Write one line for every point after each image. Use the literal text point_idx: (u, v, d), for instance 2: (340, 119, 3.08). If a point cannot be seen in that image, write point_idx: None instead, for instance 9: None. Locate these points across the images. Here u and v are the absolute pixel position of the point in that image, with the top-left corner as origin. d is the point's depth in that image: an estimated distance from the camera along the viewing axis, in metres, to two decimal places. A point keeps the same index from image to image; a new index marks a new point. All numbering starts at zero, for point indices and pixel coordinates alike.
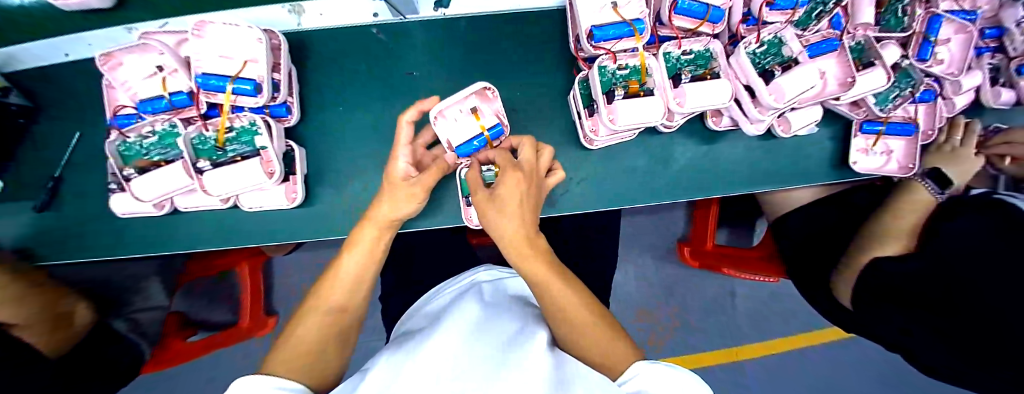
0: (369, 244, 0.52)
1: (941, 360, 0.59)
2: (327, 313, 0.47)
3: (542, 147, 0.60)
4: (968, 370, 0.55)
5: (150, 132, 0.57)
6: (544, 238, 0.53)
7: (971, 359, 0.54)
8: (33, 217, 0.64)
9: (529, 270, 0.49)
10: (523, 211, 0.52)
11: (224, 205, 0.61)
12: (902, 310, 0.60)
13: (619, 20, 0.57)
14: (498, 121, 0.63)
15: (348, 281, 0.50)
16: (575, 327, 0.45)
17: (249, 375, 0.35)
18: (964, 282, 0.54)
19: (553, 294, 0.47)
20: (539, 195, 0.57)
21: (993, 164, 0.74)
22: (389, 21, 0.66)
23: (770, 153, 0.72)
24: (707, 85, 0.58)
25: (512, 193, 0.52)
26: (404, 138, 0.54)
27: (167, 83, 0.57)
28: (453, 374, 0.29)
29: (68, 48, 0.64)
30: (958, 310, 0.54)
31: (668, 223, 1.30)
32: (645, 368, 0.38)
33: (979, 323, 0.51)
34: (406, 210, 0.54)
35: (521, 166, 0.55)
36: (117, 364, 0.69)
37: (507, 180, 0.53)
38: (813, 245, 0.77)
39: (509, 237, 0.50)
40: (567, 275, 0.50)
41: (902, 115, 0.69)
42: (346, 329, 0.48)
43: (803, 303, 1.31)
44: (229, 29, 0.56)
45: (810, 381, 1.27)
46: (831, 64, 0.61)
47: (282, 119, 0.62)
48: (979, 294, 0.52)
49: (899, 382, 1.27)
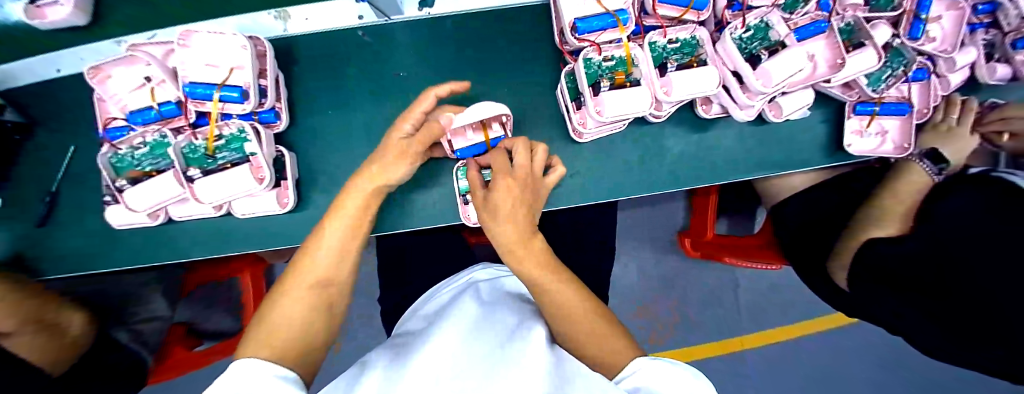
0: (354, 211, 0.54)
1: (936, 343, 0.59)
2: (315, 287, 0.50)
3: (537, 149, 0.58)
4: (960, 351, 0.56)
5: (141, 143, 0.58)
6: (542, 240, 0.52)
7: (962, 340, 0.54)
8: (32, 232, 0.64)
9: (528, 273, 0.49)
10: (517, 215, 0.51)
11: (217, 213, 0.62)
12: (895, 293, 0.60)
13: (603, 12, 0.57)
14: (501, 133, 0.64)
15: (332, 256, 0.51)
16: (576, 323, 0.45)
17: (237, 360, 0.38)
18: (955, 262, 0.54)
19: (553, 293, 0.47)
20: (535, 196, 0.57)
21: (991, 141, 0.73)
22: (375, 23, 0.66)
23: (763, 139, 0.71)
24: (693, 73, 0.58)
25: (504, 198, 0.51)
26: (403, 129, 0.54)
27: (155, 94, 0.58)
28: (453, 375, 0.30)
29: (61, 64, 0.66)
30: (948, 292, 0.54)
31: (667, 214, 1.29)
32: (645, 364, 0.37)
33: (966, 305, 0.52)
34: (400, 171, 0.54)
35: (515, 171, 0.55)
36: (116, 366, 0.70)
37: (499, 182, 0.53)
38: (808, 231, 0.77)
39: (507, 237, 0.50)
40: (564, 271, 0.51)
41: (896, 94, 0.68)
42: (329, 322, 0.50)
43: (802, 293, 1.29)
44: (214, 36, 0.56)
45: (808, 371, 1.26)
46: (820, 46, 0.60)
47: (270, 125, 0.63)
48: (967, 275, 0.52)
49: (900, 368, 1.26)
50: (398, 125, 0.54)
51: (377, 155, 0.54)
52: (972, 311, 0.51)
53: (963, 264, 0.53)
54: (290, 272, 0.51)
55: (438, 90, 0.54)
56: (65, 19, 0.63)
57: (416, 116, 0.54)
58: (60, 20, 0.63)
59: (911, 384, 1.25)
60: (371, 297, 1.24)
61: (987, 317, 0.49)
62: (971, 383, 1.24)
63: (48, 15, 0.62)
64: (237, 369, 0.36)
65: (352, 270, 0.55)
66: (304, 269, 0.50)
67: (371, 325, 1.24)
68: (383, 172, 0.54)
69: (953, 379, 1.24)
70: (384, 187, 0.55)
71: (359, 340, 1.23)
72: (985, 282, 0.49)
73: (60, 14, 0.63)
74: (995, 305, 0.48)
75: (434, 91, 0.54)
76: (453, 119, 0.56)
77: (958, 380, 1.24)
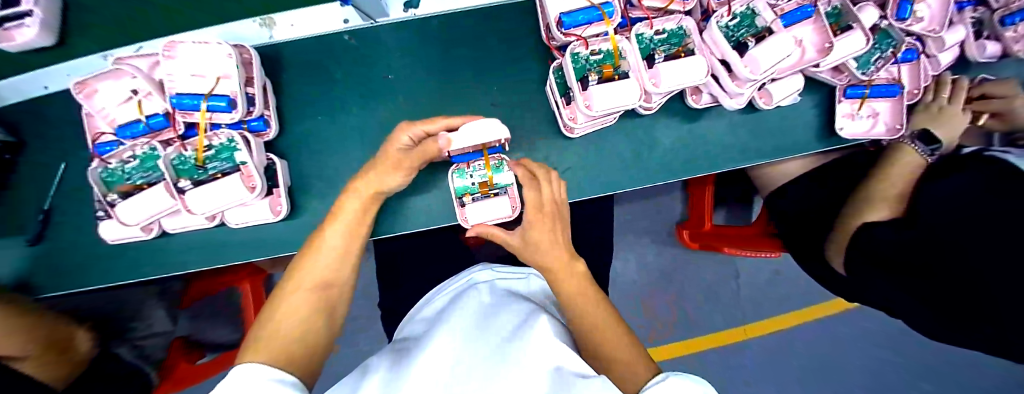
0: (353, 215, 0.54)
1: (929, 323, 0.60)
2: (315, 291, 0.50)
3: (552, 176, 0.56)
4: (950, 331, 0.57)
5: (131, 156, 0.58)
6: (583, 263, 0.53)
7: (949, 319, 0.55)
8: (28, 251, 0.64)
9: (558, 285, 0.51)
10: (556, 243, 0.52)
11: (211, 223, 0.62)
12: (888, 276, 0.61)
13: (588, 5, 0.57)
14: (500, 145, 0.62)
15: (332, 260, 0.52)
16: (596, 343, 0.46)
17: (240, 365, 0.38)
18: (943, 244, 0.55)
19: (563, 280, 0.51)
20: (566, 216, 0.58)
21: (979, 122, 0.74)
22: (361, 27, 0.66)
23: (755, 127, 0.71)
24: (681, 64, 0.57)
25: (541, 235, 0.52)
26: (400, 146, 0.51)
27: (143, 106, 0.58)
28: (454, 376, 0.30)
29: (49, 81, 0.66)
30: (936, 273, 0.55)
31: (665, 206, 1.29)
32: (665, 377, 0.34)
33: (955, 285, 0.53)
34: (394, 179, 0.54)
35: (543, 205, 0.54)
36: (115, 373, 0.68)
37: (530, 218, 0.54)
38: (804, 219, 0.79)
39: (553, 260, 0.51)
40: (588, 280, 0.52)
41: (886, 76, 0.68)
42: (325, 331, 0.50)
43: (800, 282, 1.30)
44: (199, 47, 0.56)
45: (804, 362, 1.26)
46: (808, 31, 0.59)
47: (260, 134, 0.62)
48: (958, 257, 0.52)
49: (898, 355, 1.26)
50: (396, 137, 0.51)
51: (376, 159, 0.53)
52: (962, 292, 0.52)
53: (954, 246, 0.53)
54: (289, 279, 0.51)
55: (451, 119, 0.54)
56: (28, 40, 0.63)
57: (416, 132, 0.51)
58: (28, 42, 0.64)
59: (906, 370, 1.25)
60: (371, 303, 1.25)
61: (976, 297, 0.50)
62: (961, 366, 1.24)
63: (16, 37, 0.63)
64: (236, 374, 0.36)
65: (352, 272, 0.55)
66: (303, 275, 0.50)
67: (370, 331, 1.23)
68: (378, 181, 0.53)
69: (944, 363, 1.25)
70: (380, 193, 0.55)
71: (358, 348, 1.23)
72: (976, 263, 0.50)
73: (24, 36, 0.63)
74: (983, 285, 0.49)
75: (445, 120, 0.53)
76: (450, 140, 0.53)
77: (949, 364, 1.25)
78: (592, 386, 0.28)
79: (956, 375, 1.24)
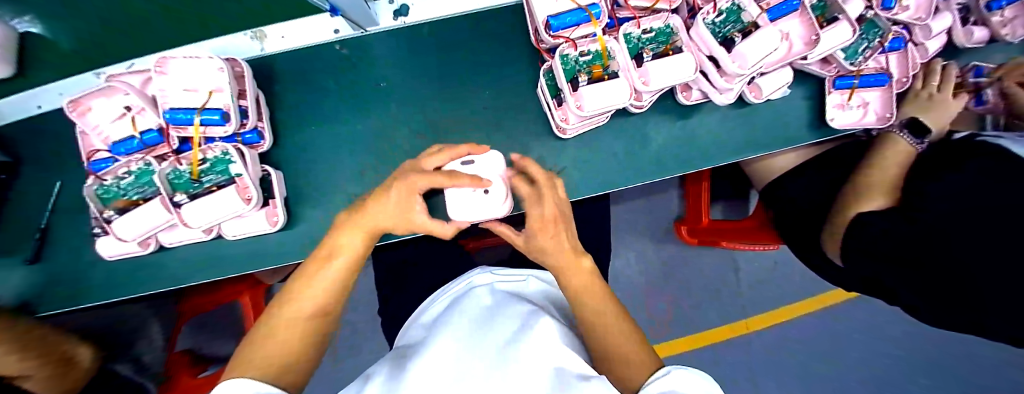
0: (358, 246, 0.53)
1: (921, 310, 0.61)
2: (310, 304, 0.49)
3: (550, 182, 0.56)
4: (941, 316, 0.58)
5: (126, 173, 0.58)
6: (588, 257, 0.55)
7: (938, 306, 0.57)
8: (23, 271, 0.64)
9: (565, 275, 0.53)
10: (561, 241, 0.54)
11: (207, 236, 0.62)
12: (878, 266, 0.62)
13: (575, 7, 0.57)
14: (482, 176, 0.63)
15: (329, 268, 0.51)
16: (603, 341, 0.45)
17: (226, 381, 0.37)
18: (935, 232, 0.55)
19: (571, 277, 0.53)
20: (567, 212, 0.58)
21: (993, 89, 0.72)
22: (351, 36, 0.67)
23: (744, 120, 0.71)
24: (670, 62, 0.58)
25: (547, 239, 0.53)
26: (415, 209, 0.52)
27: (136, 123, 0.58)
28: (456, 378, 0.31)
29: (42, 100, 0.67)
30: (922, 263, 0.56)
31: (663, 204, 1.29)
32: (668, 369, 0.34)
33: (941, 276, 0.54)
34: (403, 230, 0.56)
35: (545, 215, 0.53)
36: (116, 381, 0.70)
37: (532, 225, 0.54)
38: (801, 211, 0.79)
39: (564, 260, 0.53)
40: (596, 282, 0.53)
41: (875, 66, 0.69)
42: (317, 343, 0.49)
43: (799, 275, 1.30)
44: (191, 62, 0.57)
45: (804, 357, 1.26)
46: (795, 25, 0.60)
47: (254, 146, 0.63)
48: (946, 249, 0.53)
49: (900, 348, 1.26)
50: (408, 197, 0.51)
51: (387, 191, 0.51)
52: (949, 281, 0.53)
53: (944, 236, 0.54)
54: (286, 292, 0.51)
55: (462, 182, 0.52)
56: None
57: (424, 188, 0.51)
58: None
59: (907, 363, 1.25)
60: (371, 310, 1.25)
61: (964, 282, 0.51)
62: (958, 358, 1.24)
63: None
64: (225, 389, 0.35)
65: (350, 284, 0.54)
66: (299, 289, 0.50)
67: (369, 340, 1.23)
68: (391, 225, 0.53)
69: (943, 356, 1.25)
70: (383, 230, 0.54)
71: (358, 356, 1.23)
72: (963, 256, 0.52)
73: None
74: (970, 279, 0.51)
75: (456, 182, 0.52)
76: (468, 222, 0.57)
77: (947, 357, 1.25)
78: (592, 387, 0.28)
79: (954, 368, 1.24)
